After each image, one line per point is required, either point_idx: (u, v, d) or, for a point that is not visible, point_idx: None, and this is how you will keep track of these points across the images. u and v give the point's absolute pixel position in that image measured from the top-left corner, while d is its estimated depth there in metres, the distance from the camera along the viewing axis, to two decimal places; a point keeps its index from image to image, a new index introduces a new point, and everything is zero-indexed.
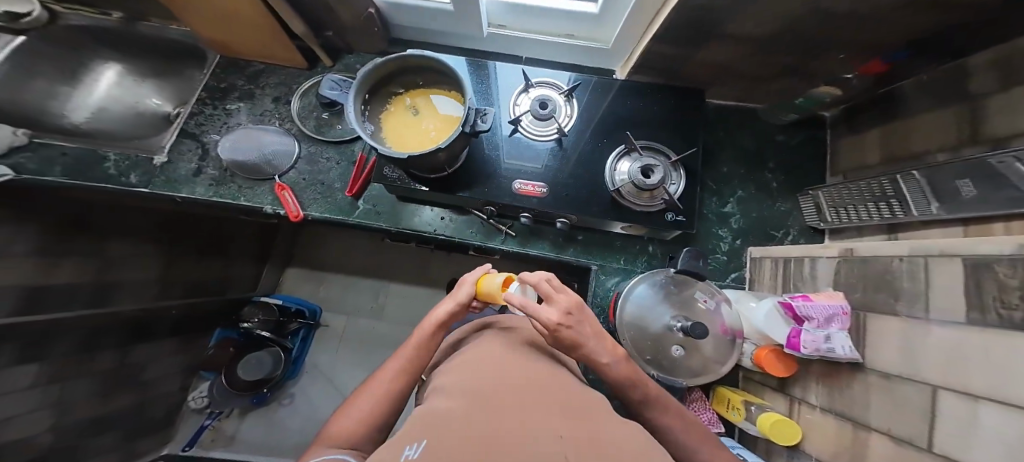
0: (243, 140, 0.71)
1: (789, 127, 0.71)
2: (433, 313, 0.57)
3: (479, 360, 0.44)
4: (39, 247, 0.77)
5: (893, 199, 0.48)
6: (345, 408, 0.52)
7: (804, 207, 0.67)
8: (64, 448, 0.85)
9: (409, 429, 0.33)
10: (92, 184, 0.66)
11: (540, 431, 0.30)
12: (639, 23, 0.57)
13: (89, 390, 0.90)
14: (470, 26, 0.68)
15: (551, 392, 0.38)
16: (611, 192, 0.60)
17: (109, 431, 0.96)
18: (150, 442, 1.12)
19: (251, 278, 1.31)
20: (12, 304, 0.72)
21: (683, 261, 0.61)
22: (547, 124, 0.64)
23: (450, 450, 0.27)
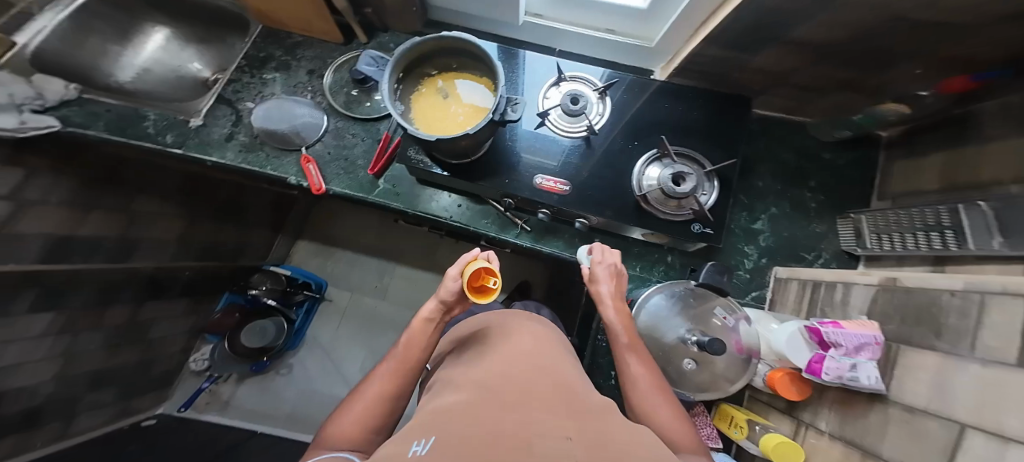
0: (275, 108, 0.72)
1: (838, 145, 0.67)
2: (421, 309, 0.56)
3: (493, 354, 0.45)
4: (70, 200, 0.81)
5: (948, 229, 0.44)
6: (344, 409, 0.52)
7: (842, 231, 0.64)
8: (62, 399, 0.90)
9: (418, 426, 0.33)
10: (131, 142, 0.67)
11: (551, 430, 0.30)
12: (693, 21, 0.54)
13: (98, 343, 0.94)
14: (507, 12, 0.66)
15: (558, 394, 0.37)
16: (637, 196, 0.58)
17: (110, 386, 1.02)
18: (145, 401, 1.18)
19: (265, 247, 1.33)
20: (38, 251, 0.76)
21: (706, 274, 0.60)
22: (577, 120, 0.62)
23: (457, 451, 0.26)
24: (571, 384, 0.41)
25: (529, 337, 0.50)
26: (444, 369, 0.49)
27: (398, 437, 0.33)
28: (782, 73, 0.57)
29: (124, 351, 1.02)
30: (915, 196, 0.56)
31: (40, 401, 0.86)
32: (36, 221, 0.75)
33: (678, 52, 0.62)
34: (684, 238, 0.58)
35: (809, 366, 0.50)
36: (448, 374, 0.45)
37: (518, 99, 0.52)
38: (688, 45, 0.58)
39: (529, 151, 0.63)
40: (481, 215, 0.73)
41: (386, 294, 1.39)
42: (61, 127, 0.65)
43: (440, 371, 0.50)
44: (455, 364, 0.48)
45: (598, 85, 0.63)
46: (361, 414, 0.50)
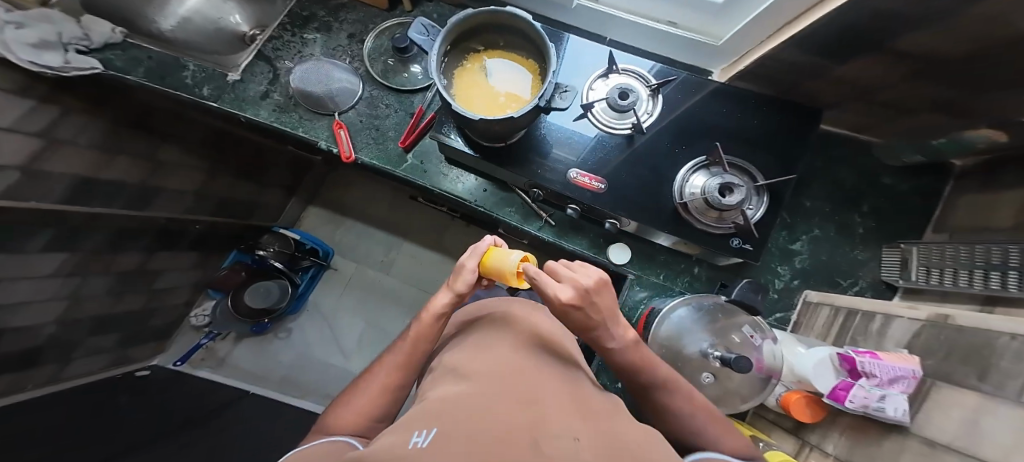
0: (313, 71, 0.71)
1: (902, 171, 0.64)
2: (433, 302, 0.55)
3: (497, 346, 0.44)
4: (97, 143, 0.80)
5: (1014, 271, 0.42)
6: (348, 397, 0.52)
7: (886, 260, 0.61)
8: (64, 342, 0.91)
9: (424, 413, 0.32)
10: (171, 92, 0.67)
11: (560, 429, 0.29)
12: (779, 19, 0.49)
13: (104, 289, 0.94)
14: None
15: (562, 396, 0.36)
16: (677, 203, 0.57)
17: (111, 332, 1.02)
18: (143, 351, 1.19)
19: (278, 208, 1.33)
20: (63, 191, 0.76)
21: (740, 291, 0.54)
22: (623, 115, 0.60)
23: (460, 447, 0.25)
24: (577, 385, 0.39)
25: (532, 337, 0.47)
26: (446, 354, 0.48)
27: (402, 424, 0.32)
28: (862, 85, 0.53)
29: (129, 299, 1.02)
30: (976, 230, 0.51)
31: (42, 341, 0.86)
32: (64, 163, 0.75)
33: (746, 54, 0.58)
34: (721, 251, 0.56)
35: (832, 391, 0.50)
36: (454, 357, 0.44)
37: (567, 87, 0.51)
38: (764, 45, 0.53)
39: (568, 144, 0.61)
40: (505, 203, 0.72)
41: (394, 271, 1.38)
42: (102, 69, 0.65)
43: (442, 356, 0.49)
44: (458, 349, 0.47)
45: (650, 82, 0.61)
46: (362, 406, 0.50)
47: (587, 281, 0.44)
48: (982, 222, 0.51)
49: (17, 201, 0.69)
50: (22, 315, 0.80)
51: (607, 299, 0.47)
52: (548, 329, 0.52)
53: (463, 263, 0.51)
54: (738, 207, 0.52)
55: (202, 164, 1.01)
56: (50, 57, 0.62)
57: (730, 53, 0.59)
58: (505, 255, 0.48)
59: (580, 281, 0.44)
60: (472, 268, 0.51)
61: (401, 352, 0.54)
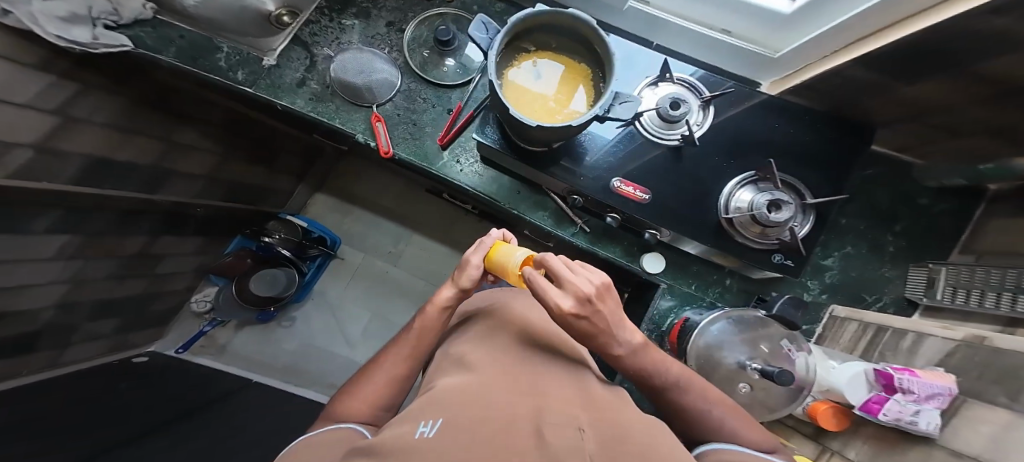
0: (352, 59, 0.69)
1: (939, 192, 0.65)
2: (436, 297, 0.57)
3: (501, 346, 0.46)
4: (109, 121, 0.76)
5: None
6: (355, 384, 0.53)
7: (912, 279, 0.64)
8: (61, 327, 0.86)
9: (431, 402, 0.35)
10: (205, 75, 0.65)
11: (562, 419, 0.30)
12: (852, 33, 0.47)
13: (107, 274, 0.90)
14: None
15: (561, 393, 0.37)
16: (721, 217, 0.58)
17: (110, 317, 0.98)
18: (142, 337, 1.14)
19: (287, 194, 1.29)
20: (77, 169, 0.72)
21: (780, 306, 0.59)
22: (673, 126, 0.60)
23: (460, 437, 0.27)
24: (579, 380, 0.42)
25: (531, 341, 0.49)
26: (453, 345, 0.52)
27: (407, 415, 0.34)
28: None
29: (131, 284, 0.98)
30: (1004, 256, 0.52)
31: (40, 326, 0.82)
32: (76, 142, 0.71)
33: (802, 70, 0.58)
34: (762, 265, 0.58)
35: (865, 404, 0.52)
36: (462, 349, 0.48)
37: (628, 96, 0.50)
38: (828, 61, 0.52)
39: (614, 151, 0.62)
40: (539, 206, 0.72)
41: (401, 262, 1.34)
42: (132, 48, 0.62)
43: (451, 348, 0.52)
44: (464, 342, 0.50)
45: (703, 93, 0.61)
46: (368, 392, 0.51)
47: (588, 288, 0.43)
48: (1010, 247, 0.53)
49: (29, 181, 0.65)
50: (23, 299, 0.75)
51: (611, 304, 0.45)
52: (547, 325, 0.54)
53: (469, 258, 0.55)
54: (783, 224, 0.54)
55: (214, 146, 0.97)
56: (80, 32, 0.59)
57: (787, 66, 0.60)
58: (509, 253, 0.52)
59: (581, 290, 0.42)
60: (478, 262, 0.55)
61: (409, 341, 0.55)
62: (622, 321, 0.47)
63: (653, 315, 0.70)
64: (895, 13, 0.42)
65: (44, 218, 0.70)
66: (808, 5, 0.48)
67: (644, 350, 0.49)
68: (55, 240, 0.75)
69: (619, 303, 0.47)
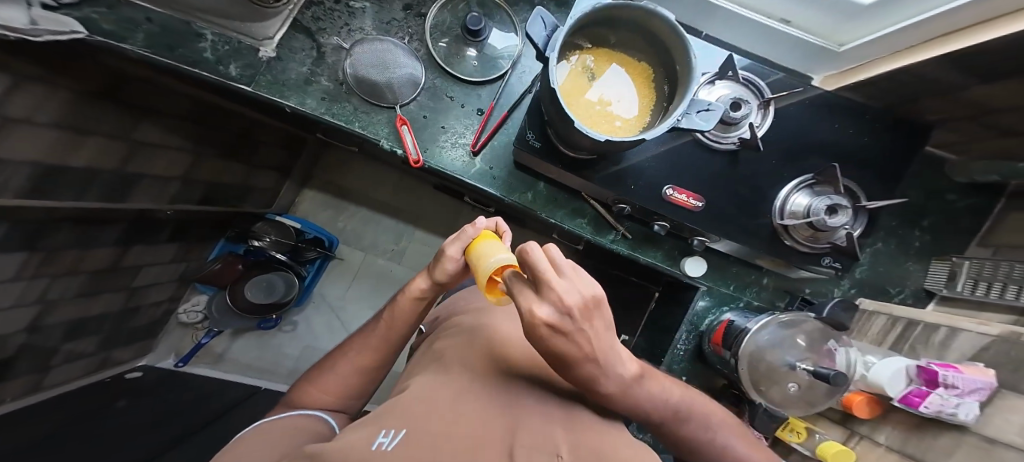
0: (370, 52, 0.61)
1: (966, 187, 0.69)
2: (410, 287, 0.55)
3: (481, 349, 0.46)
4: (65, 119, 0.60)
5: None
6: (318, 374, 0.56)
7: (934, 271, 0.70)
8: (34, 352, 0.73)
9: (402, 408, 0.37)
10: (184, 67, 0.55)
11: (538, 446, 0.32)
12: (933, 30, 0.52)
13: (77, 289, 0.75)
14: None
15: (536, 409, 0.38)
16: (776, 223, 0.63)
17: (90, 336, 0.84)
18: (128, 352, 1.00)
19: (273, 190, 1.14)
20: (21, 182, 0.56)
21: (832, 310, 0.62)
22: (731, 126, 0.62)
23: (419, 449, 0.30)
24: (546, 393, 0.41)
25: (513, 346, 0.48)
26: (438, 343, 0.54)
27: (378, 418, 0.37)
28: (986, 104, 0.56)
29: (102, 301, 0.83)
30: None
31: (16, 351, 0.69)
32: (22, 147, 0.55)
33: (858, 68, 0.65)
34: (813, 266, 0.63)
35: (904, 397, 0.55)
36: (445, 349, 0.50)
37: (712, 106, 0.49)
38: (898, 59, 0.58)
39: (668, 147, 0.63)
40: (577, 213, 0.69)
41: (405, 259, 1.25)
42: (87, 35, 0.49)
43: (437, 343, 0.54)
44: (448, 342, 0.51)
45: (765, 95, 0.63)
46: (332, 382, 0.55)
47: (573, 299, 0.30)
48: None
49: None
50: None
51: (600, 321, 0.34)
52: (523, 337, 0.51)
53: (443, 250, 0.49)
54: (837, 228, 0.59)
55: (189, 141, 0.82)
56: (12, 14, 0.44)
57: (848, 60, 0.66)
58: (486, 255, 0.39)
59: (566, 304, 0.30)
60: (453, 254, 0.48)
61: (373, 338, 0.56)
62: (611, 346, 0.37)
63: (691, 317, 0.73)
64: (977, 14, 0.46)
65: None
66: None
67: (636, 385, 0.41)
68: (14, 254, 0.61)
69: (611, 320, 0.35)
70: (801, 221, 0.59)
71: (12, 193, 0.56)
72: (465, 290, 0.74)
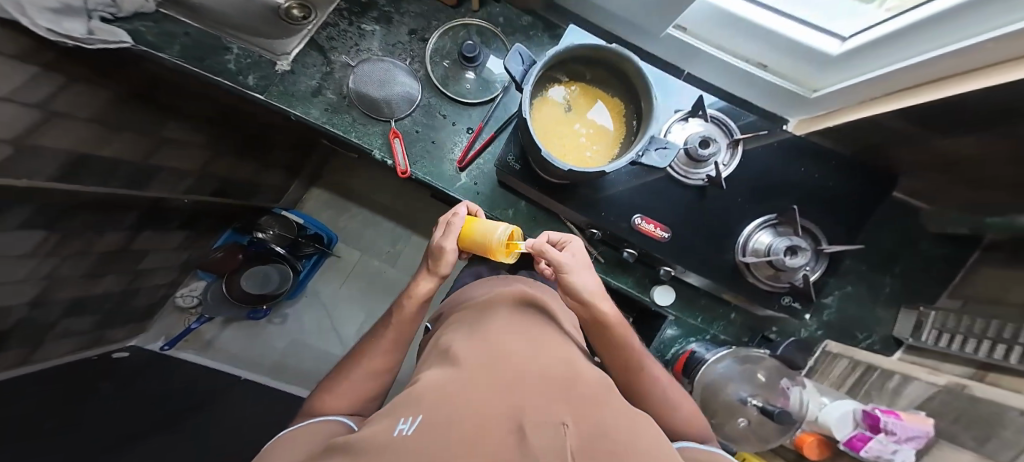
0: (374, 71, 0.69)
1: (936, 236, 0.71)
2: (415, 290, 0.57)
3: (490, 331, 0.42)
4: (102, 119, 0.69)
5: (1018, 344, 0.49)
6: (332, 383, 0.55)
7: (902, 319, 0.70)
8: (33, 326, 0.77)
9: (414, 397, 0.32)
10: (213, 76, 0.64)
11: (543, 411, 0.26)
12: (898, 84, 0.56)
13: (85, 269, 0.81)
14: (655, 24, 0.70)
15: (552, 383, 0.32)
16: (739, 261, 0.66)
17: (88, 314, 0.88)
18: (121, 333, 1.05)
19: (279, 187, 1.22)
20: (57, 167, 0.64)
21: (786, 347, 0.69)
22: (701, 164, 0.67)
23: (432, 432, 0.24)
24: (562, 367, 0.36)
25: (523, 327, 0.44)
26: (444, 338, 0.47)
27: (392, 409, 0.32)
28: (954, 157, 0.58)
29: (108, 280, 0.88)
30: (1005, 302, 0.56)
31: (13, 324, 0.72)
32: (62, 137, 0.63)
33: (829, 113, 0.69)
34: (771, 305, 0.66)
35: (849, 440, 0.57)
36: (450, 343, 0.43)
37: (667, 145, 0.54)
38: (867, 107, 0.62)
39: (643, 179, 0.68)
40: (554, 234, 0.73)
41: (400, 262, 1.31)
42: (132, 45, 0.61)
43: (442, 336, 0.50)
44: (455, 332, 0.47)
45: (735, 135, 0.69)
46: (347, 388, 0.53)
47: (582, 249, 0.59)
48: (998, 295, 0.58)
49: (10, 178, 0.58)
50: None
51: None
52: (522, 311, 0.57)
53: (442, 245, 0.53)
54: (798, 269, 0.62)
55: (209, 137, 0.91)
56: (73, 26, 0.54)
57: (819, 106, 0.69)
58: (490, 232, 0.52)
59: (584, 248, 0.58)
60: (451, 248, 0.54)
61: (388, 337, 0.57)
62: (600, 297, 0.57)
63: (657, 344, 0.75)
64: (937, 71, 0.51)
65: (21, 211, 0.63)
66: (856, 50, 0.58)
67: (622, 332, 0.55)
68: (32, 233, 0.67)
69: None
70: (761, 260, 0.62)
71: (47, 177, 0.63)
72: (471, 286, 0.71)
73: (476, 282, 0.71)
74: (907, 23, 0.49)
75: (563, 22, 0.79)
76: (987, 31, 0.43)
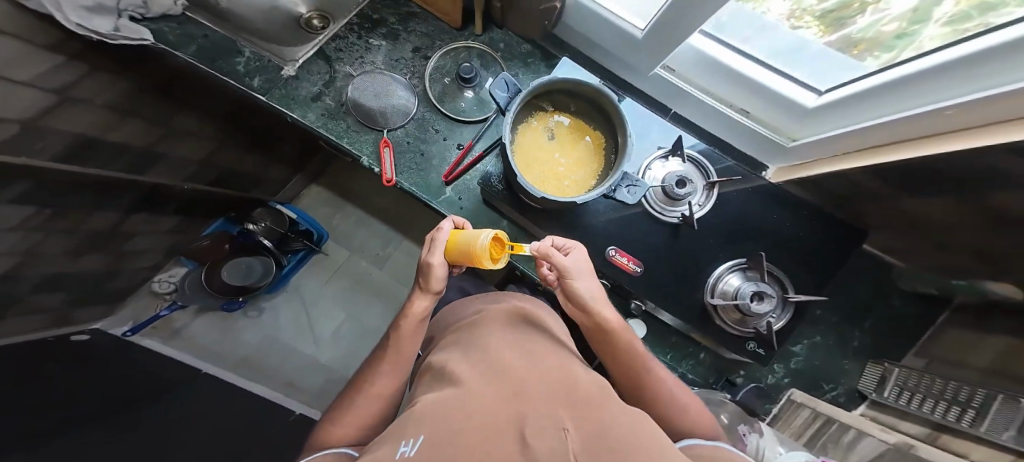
0: (375, 84, 0.74)
1: (908, 294, 0.72)
2: (410, 308, 0.58)
3: (485, 347, 0.43)
4: (114, 105, 0.75)
5: (971, 409, 0.48)
6: (338, 414, 0.54)
7: (867, 374, 0.70)
8: (3, 301, 0.72)
9: (416, 417, 0.33)
10: (223, 77, 0.70)
11: (545, 422, 0.27)
12: (866, 142, 0.59)
13: (67, 247, 0.80)
14: (644, 62, 0.74)
15: (547, 390, 0.33)
16: (707, 301, 0.67)
17: (60, 291, 0.84)
18: (87, 314, 0.98)
19: (280, 182, 1.27)
20: (63, 145, 0.69)
21: (745, 395, 0.70)
22: (677, 202, 0.69)
23: (442, 449, 0.25)
24: (556, 375, 0.37)
25: (517, 343, 0.44)
26: (439, 358, 0.47)
27: (396, 433, 0.33)
28: (925, 214, 0.58)
29: (91, 258, 0.88)
30: (966, 365, 0.55)
31: None
32: (69, 122, 0.68)
33: (807, 163, 0.71)
34: (737, 350, 0.66)
35: None
36: (445, 363, 0.43)
37: (637, 184, 0.61)
38: (839, 161, 0.64)
39: (619, 212, 0.70)
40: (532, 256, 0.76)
41: (389, 265, 1.34)
42: (152, 42, 0.66)
43: (434, 357, 0.50)
44: (449, 353, 0.47)
45: (711, 177, 0.72)
46: (353, 416, 0.53)
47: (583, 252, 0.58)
48: (960, 356, 0.58)
49: (9, 155, 0.61)
50: None
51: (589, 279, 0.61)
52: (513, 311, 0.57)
53: (429, 261, 0.54)
54: (762, 315, 0.62)
55: (216, 128, 0.96)
56: (102, 23, 0.61)
57: (796, 156, 0.72)
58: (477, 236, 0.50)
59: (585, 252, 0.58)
60: (439, 264, 0.54)
61: (386, 360, 0.57)
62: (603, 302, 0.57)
63: None
64: (900, 132, 0.53)
65: (17, 184, 0.64)
66: (828, 104, 0.61)
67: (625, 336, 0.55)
68: (25, 207, 0.68)
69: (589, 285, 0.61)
70: (728, 302, 0.63)
71: (50, 156, 0.68)
72: (457, 303, 0.72)
73: (463, 298, 0.72)
74: (906, 73, 0.48)
75: (560, 53, 0.83)
76: (972, 91, 0.42)
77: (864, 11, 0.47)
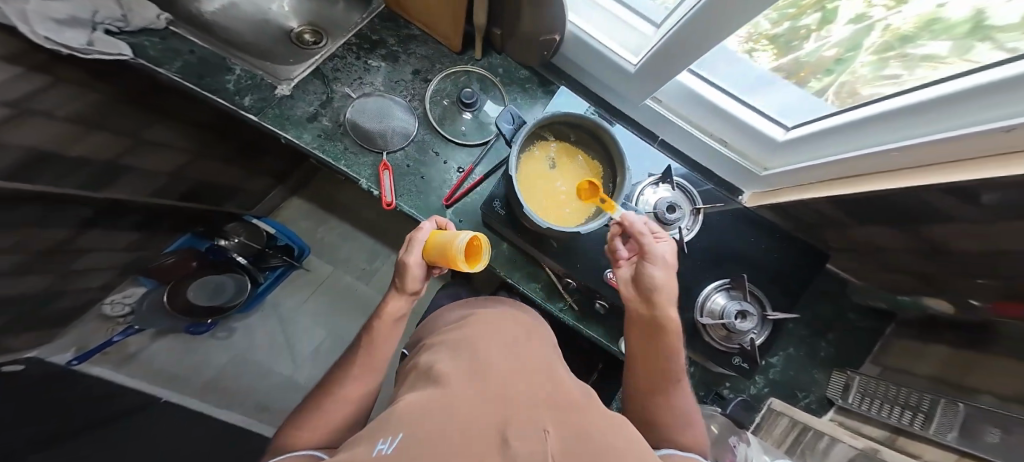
0: (373, 106, 0.73)
1: (864, 310, 0.81)
2: (386, 306, 0.56)
3: (475, 344, 0.39)
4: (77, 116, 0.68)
5: (921, 413, 0.55)
6: (303, 417, 0.51)
7: (832, 383, 0.77)
8: None
9: (387, 416, 0.29)
10: (211, 97, 0.66)
11: (526, 426, 0.23)
12: (823, 176, 0.66)
13: (7, 267, 0.72)
14: (636, 94, 0.78)
15: (536, 393, 0.29)
16: (696, 320, 0.72)
17: None
18: (24, 341, 0.87)
19: (257, 195, 1.20)
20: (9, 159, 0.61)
21: (733, 407, 0.76)
22: (669, 227, 0.74)
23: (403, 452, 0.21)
24: (550, 379, 0.33)
25: (514, 342, 0.41)
26: (425, 356, 0.43)
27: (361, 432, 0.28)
28: (877, 243, 0.66)
29: (34, 279, 0.79)
30: (914, 373, 0.64)
31: None
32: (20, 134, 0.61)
33: (776, 191, 0.78)
34: (724, 363, 0.70)
35: None
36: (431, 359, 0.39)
37: None
38: (800, 191, 0.71)
39: None
40: (532, 277, 0.76)
41: (372, 281, 1.30)
42: (130, 58, 0.62)
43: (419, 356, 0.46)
44: (436, 350, 0.43)
45: (696, 203, 0.77)
46: (321, 420, 0.50)
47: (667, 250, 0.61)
48: (908, 365, 0.67)
49: None
50: None
51: None
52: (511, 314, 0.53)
53: (405, 259, 0.52)
54: (746, 333, 0.68)
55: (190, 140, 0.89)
56: (74, 36, 0.57)
57: (769, 183, 0.78)
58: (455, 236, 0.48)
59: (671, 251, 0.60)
60: (416, 262, 0.52)
61: (359, 364, 0.55)
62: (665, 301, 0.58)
63: None
64: (850, 170, 0.61)
65: None
66: (797, 140, 0.68)
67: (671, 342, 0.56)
68: None
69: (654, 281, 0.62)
70: (716, 321, 0.68)
71: None
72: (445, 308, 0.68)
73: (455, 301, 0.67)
74: (861, 119, 0.55)
75: (558, 80, 0.86)
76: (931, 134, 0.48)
77: (809, 37, 0.55)
